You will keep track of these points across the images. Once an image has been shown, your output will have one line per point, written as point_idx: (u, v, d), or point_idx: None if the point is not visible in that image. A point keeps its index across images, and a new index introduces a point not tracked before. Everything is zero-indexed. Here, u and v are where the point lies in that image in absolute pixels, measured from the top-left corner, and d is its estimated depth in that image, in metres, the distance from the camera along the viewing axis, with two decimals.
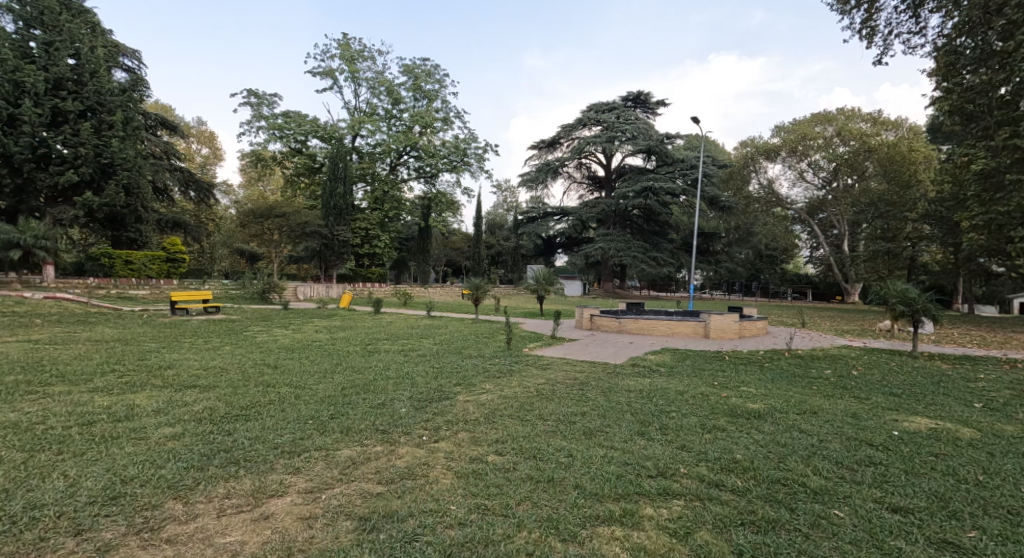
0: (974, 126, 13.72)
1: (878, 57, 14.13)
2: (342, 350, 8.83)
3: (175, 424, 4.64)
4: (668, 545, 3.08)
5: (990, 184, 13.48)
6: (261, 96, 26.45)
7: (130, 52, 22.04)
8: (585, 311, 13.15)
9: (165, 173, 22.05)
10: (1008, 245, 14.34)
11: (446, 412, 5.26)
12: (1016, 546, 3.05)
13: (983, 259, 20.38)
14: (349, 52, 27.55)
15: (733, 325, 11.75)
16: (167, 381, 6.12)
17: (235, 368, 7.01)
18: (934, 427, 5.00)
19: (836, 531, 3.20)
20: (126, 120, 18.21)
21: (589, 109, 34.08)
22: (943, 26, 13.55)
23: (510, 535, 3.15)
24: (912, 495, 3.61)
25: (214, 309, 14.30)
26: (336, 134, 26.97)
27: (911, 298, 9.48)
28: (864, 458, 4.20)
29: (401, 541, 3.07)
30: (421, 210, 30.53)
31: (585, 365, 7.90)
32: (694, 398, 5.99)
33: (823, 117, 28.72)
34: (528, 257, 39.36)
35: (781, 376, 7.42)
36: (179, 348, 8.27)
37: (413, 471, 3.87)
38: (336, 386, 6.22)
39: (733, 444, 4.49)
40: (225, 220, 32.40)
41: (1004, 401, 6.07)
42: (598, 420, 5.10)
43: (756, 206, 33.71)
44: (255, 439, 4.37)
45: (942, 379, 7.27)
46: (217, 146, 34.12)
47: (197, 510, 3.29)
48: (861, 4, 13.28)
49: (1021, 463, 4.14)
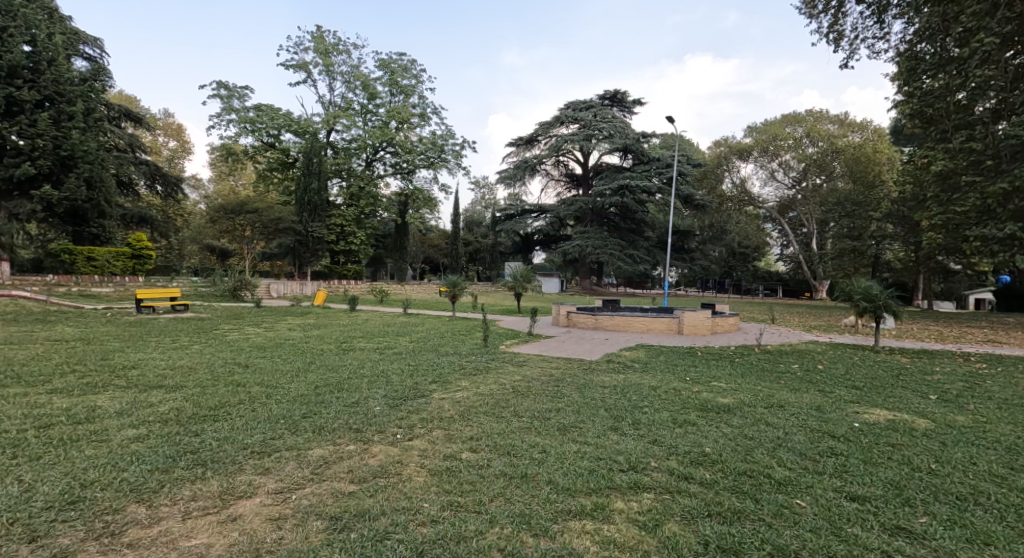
0: (934, 129, 14.21)
1: (844, 60, 14.62)
2: (316, 348, 8.67)
3: (139, 426, 4.53)
4: (637, 538, 3.13)
5: (948, 185, 14.00)
6: (231, 88, 25.85)
7: (91, 40, 21.30)
8: (562, 308, 13.18)
9: (130, 167, 21.34)
10: (964, 244, 14.95)
11: (420, 410, 5.24)
12: (962, 530, 3.19)
13: (943, 257, 21.13)
14: (323, 45, 27.11)
15: (705, 321, 11.94)
16: (131, 381, 5.98)
17: (204, 368, 6.85)
18: (891, 419, 5.20)
19: (797, 519, 3.31)
20: (87, 111, 17.59)
21: (566, 107, 34.26)
22: (905, 31, 14.04)
23: (482, 531, 3.17)
24: (869, 484, 3.75)
25: (182, 307, 13.90)
26: (310, 128, 26.53)
27: (873, 294, 9.81)
28: (826, 450, 4.34)
29: (372, 540, 3.06)
30: (398, 207, 30.31)
31: (562, 362, 7.96)
32: (667, 394, 6.08)
33: (794, 118, 29.40)
34: (506, 254, 39.31)
35: (751, 371, 7.61)
36: (144, 348, 8.02)
37: (386, 470, 3.85)
38: (308, 385, 6.12)
39: (703, 438, 4.59)
40: (194, 215, 31.57)
41: (957, 393, 6.33)
42: (572, 416, 5.15)
43: (728, 205, 34.38)
44: (223, 439, 4.29)
45: (901, 372, 7.57)
46: (186, 139, 33.16)
47: (161, 513, 3.23)
48: (828, 9, 13.67)
49: (971, 451, 4.34)
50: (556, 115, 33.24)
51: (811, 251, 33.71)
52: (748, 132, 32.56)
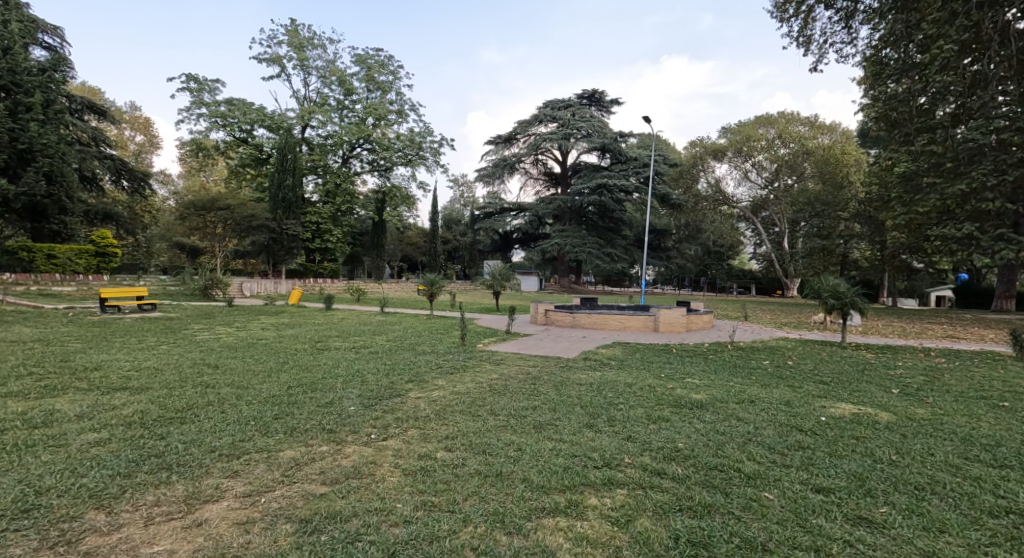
0: (898, 132, 14.70)
1: (813, 64, 14.93)
2: (288, 348, 8.49)
3: (101, 430, 4.39)
4: (609, 533, 3.16)
5: (911, 187, 14.60)
6: (201, 81, 25.21)
7: (51, 29, 20.55)
8: (540, 306, 13.21)
9: (93, 161, 20.55)
10: (925, 242, 15.48)
11: (395, 410, 5.19)
12: (920, 519, 3.29)
13: (906, 256, 21.82)
14: (297, 39, 26.67)
15: (681, 318, 12.12)
16: (94, 383, 5.78)
17: (171, 368, 6.69)
18: (856, 412, 5.34)
19: (765, 512, 3.37)
20: (47, 102, 17.01)
21: (545, 105, 34.28)
22: (871, 37, 14.40)
23: (455, 531, 3.15)
24: (833, 476, 3.85)
25: (149, 306, 13.52)
26: (284, 124, 26.03)
27: (841, 292, 10.04)
28: (794, 443, 4.43)
29: (343, 541, 3.03)
30: (375, 205, 30.05)
31: (540, 360, 8.02)
32: (641, 390, 6.15)
33: (766, 120, 30.02)
34: (485, 253, 39.25)
35: (723, 368, 7.74)
36: (108, 349, 7.78)
37: (359, 471, 3.80)
38: (281, 385, 6.02)
39: (676, 434, 4.64)
40: (163, 211, 30.73)
41: (918, 386, 6.55)
42: (548, 413, 5.16)
43: (703, 204, 34.87)
44: (190, 443, 4.17)
45: (866, 367, 7.80)
46: (154, 133, 32.29)
47: (122, 519, 3.13)
48: (798, 14, 13.94)
49: (930, 443, 4.48)
50: (535, 114, 33.28)
51: (782, 250, 34.47)
52: (723, 132, 33.11)
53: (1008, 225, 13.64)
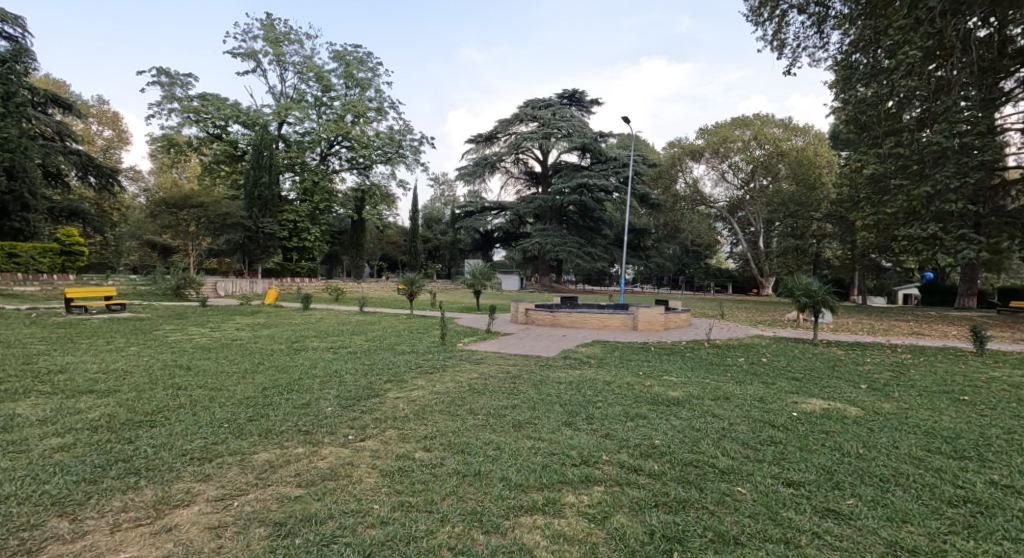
0: (867, 135, 15.11)
1: (787, 67, 15.24)
2: (265, 349, 8.38)
3: (65, 434, 4.26)
4: (586, 531, 3.18)
5: (878, 189, 15.48)
6: (173, 76, 24.63)
7: (12, 19, 19.84)
8: (520, 305, 13.25)
9: (58, 157, 19.89)
10: (893, 241, 15.93)
11: (374, 410, 5.15)
12: (885, 510, 3.38)
13: (875, 255, 22.43)
14: (273, 34, 26.21)
15: (659, 317, 12.30)
16: (58, 387, 5.62)
17: (141, 370, 6.53)
18: (826, 408, 5.46)
19: (737, 506, 3.43)
20: (8, 95, 16.42)
21: (526, 104, 34.29)
22: (842, 42, 14.76)
23: (432, 530, 3.14)
24: (803, 469, 3.93)
25: (118, 307, 13.18)
26: (260, 120, 25.60)
27: (813, 290, 10.26)
28: (766, 439, 4.52)
29: (318, 544, 2.99)
30: (354, 203, 29.72)
31: (520, 359, 8.06)
32: (620, 388, 6.20)
33: (742, 121, 30.54)
34: (465, 251, 39.13)
35: (700, 364, 7.90)
36: (73, 351, 7.57)
37: (335, 472, 3.77)
38: (256, 387, 5.92)
39: (653, 431, 4.70)
40: (133, 209, 29.92)
41: (884, 381, 6.75)
42: (527, 412, 5.18)
43: (681, 204, 35.28)
44: (159, 446, 4.08)
45: (837, 363, 8.02)
46: (123, 128, 31.46)
47: (87, 526, 3.05)
48: (772, 18, 14.21)
49: (895, 436, 4.62)
50: (515, 113, 33.29)
51: (758, 249, 35.09)
52: (700, 132, 33.56)
53: (970, 226, 14.13)
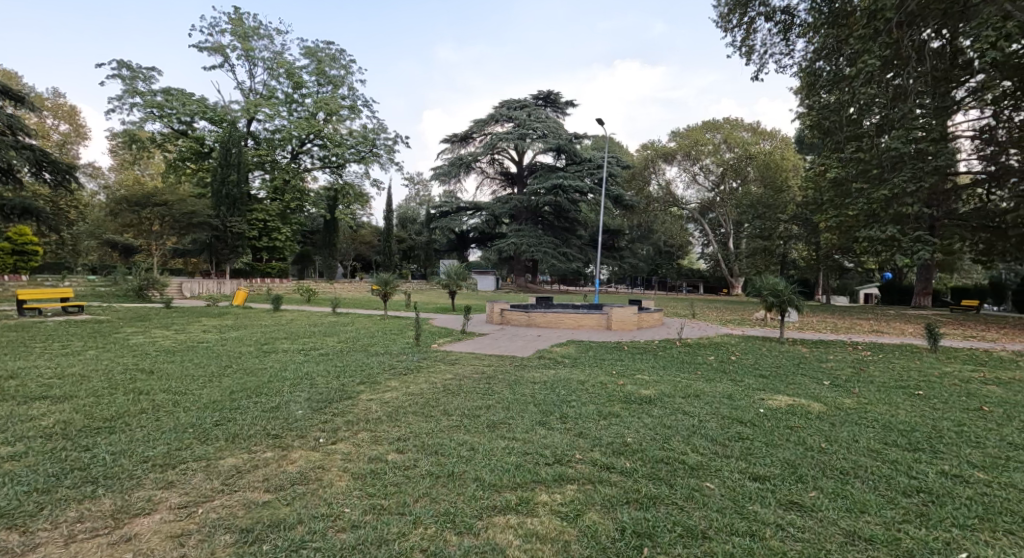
0: (831, 139, 15.58)
1: (755, 73, 15.58)
2: (233, 351, 8.22)
3: (16, 443, 4.10)
4: (558, 529, 3.21)
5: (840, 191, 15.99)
6: (135, 69, 23.90)
7: None
8: (496, 305, 13.23)
9: (10, 152, 19.04)
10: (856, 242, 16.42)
11: (346, 412, 5.09)
12: (845, 502, 3.50)
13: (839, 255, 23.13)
14: (242, 29, 25.67)
15: (632, 316, 12.44)
16: (9, 393, 5.40)
17: (100, 375, 6.31)
18: (791, 404, 5.62)
19: (706, 501, 3.51)
20: None
21: (500, 105, 34.27)
22: (806, 49, 15.17)
23: (404, 532, 3.13)
24: (769, 464, 4.04)
25: (76, 309, 12.70)
26: (227, 117, 25.02)
27: (780, 290, 10.51)
28: (734, 435, 4.63)
29: (287, 549, 2.96)
30: (327, 202, 29.28)
31: (493, 359, 8.05)
32: (593, 387, 6.25)
33: (713, 125, 31.10)
34: (440, 252, 38.91)
35: (672, 363, 8.03)
36: (26, 355, 7.27)
37: (306, 476, 3.72)
38: (223, 390, 5.79)
39: (625, 429, 4.77)
40: (93, 207, 28.83)
41: (845, 378, 6.98)
42: (501, 412, 5.20)
43: (654, 205, 35.74)
44: (119, 453, 3.97)
45: (802, 361, 8.25)
46: (80, 123, 30.36)
47: (39, 538, 2.96)
48: (740, 25, 14.51)
49: (856, 430, 4.78)
50: (490, 113, 33.25)
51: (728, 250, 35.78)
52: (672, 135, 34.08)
53: (926, 227, 14.68)
